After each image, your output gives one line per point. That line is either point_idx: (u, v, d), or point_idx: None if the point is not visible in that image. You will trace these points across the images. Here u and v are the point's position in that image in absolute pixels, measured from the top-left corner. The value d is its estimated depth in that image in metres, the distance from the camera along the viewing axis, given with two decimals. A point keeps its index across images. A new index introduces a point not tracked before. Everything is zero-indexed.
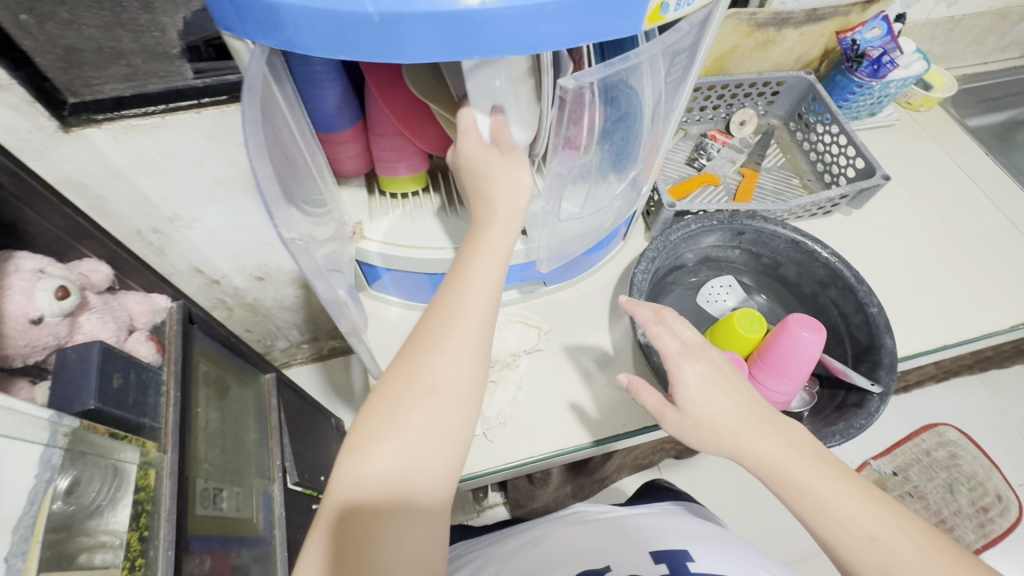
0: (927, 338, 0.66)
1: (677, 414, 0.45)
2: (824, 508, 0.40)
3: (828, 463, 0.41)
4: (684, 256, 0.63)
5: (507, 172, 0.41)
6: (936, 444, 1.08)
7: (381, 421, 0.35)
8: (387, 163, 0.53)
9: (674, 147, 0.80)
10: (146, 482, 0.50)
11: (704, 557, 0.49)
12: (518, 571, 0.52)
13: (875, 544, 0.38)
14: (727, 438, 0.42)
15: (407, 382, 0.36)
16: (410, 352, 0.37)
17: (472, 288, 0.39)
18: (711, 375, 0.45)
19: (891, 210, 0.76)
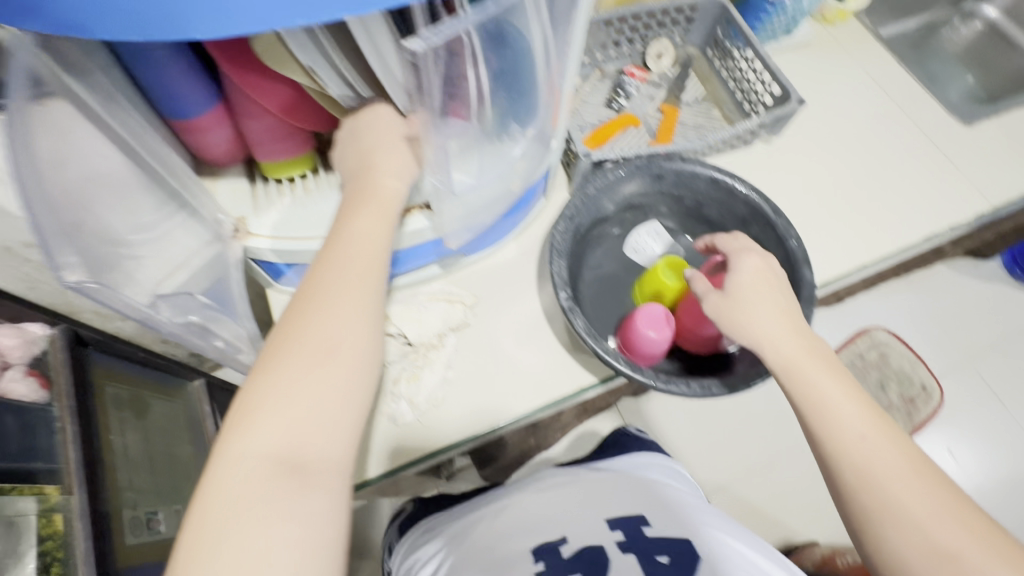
0: (847, 260, 0.67)
1: (719, 296, 0.47)
2: (825, 406, 0.42)
3: (837, 375, 0.44)
4: (605, 207, 0.61)
5: (396, 161, 0.44)
6: (868, 347, 1.16)
7: (270, 387, 0.37)
8: (266, 148, 0.47)
9: (592, 88, 0.76)
10: (53, 529, 0.47)
11: (660, 522, 0.49)
12: (477, 547, 0.50)
13: (865, 443, 0.41)
14: (754, 324, 0.45)
15: (305, 339, 0.38)
16: (299, 311, 0.39)
17: (348, 266, 0.41)
18: (765, 274, 0.48)
19: (811, 133, 0.75)
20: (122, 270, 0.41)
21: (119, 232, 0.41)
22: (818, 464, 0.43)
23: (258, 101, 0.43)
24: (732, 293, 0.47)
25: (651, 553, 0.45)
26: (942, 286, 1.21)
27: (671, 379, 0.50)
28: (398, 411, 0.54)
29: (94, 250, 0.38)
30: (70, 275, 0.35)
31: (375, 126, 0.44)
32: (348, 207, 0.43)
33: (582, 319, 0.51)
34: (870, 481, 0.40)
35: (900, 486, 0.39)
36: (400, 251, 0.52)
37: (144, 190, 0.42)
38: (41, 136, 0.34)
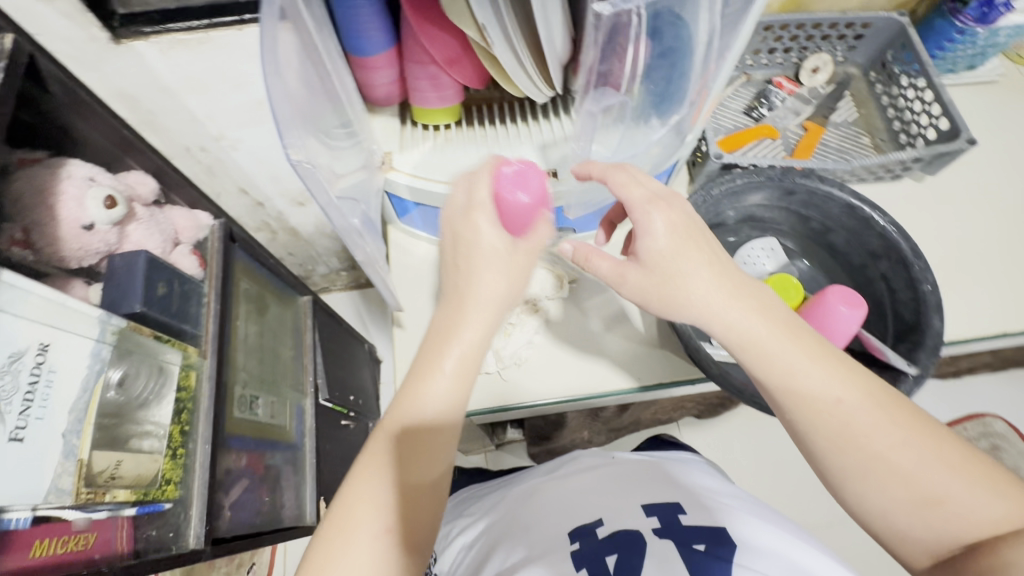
0: (985, 324, 0.60)
1: (639, 270, 0.41)
2: (792, 377, 0.38)
3: (795, 332, 0.39)
4: (725, 214, 0.59)
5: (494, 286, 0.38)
6: (978, 433, 1.02)
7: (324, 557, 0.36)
8: (425, 95, 0.51)
9: (734, 94, 0.74)
10: (188, 382, 0.55)
11: (695, 510, 0.48)
12: (522, 521, 0.52)
13: (840, 406, 0.37)
14: (695, 304, 0.39)
15: (353, 517, 0.36)
16: (357, 480, 0.38)
17: (409, 431, 0.38)
18: (682, 229, 0.40)
19: (972, 179, 0.68)
20: (325, 162, 0.43)
21: (320, 133, 0.44)
22: (795, 438, 0.41)
23: (429, 50, 0.47)
24: (648, 262, 0.40)
25: (689, 540, 0.44)
26: None
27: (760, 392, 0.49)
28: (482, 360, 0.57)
29: (309, 141, 0.41)
30: (296, 154, 0.37)
31: (475, 263, 0.38)
32: (418, 359, 0.39)
33: None
34: (856, 449, 0.37)
35: (885, 442, 0.37)
36: None
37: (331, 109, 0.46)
38: (284, 49, 0.37)
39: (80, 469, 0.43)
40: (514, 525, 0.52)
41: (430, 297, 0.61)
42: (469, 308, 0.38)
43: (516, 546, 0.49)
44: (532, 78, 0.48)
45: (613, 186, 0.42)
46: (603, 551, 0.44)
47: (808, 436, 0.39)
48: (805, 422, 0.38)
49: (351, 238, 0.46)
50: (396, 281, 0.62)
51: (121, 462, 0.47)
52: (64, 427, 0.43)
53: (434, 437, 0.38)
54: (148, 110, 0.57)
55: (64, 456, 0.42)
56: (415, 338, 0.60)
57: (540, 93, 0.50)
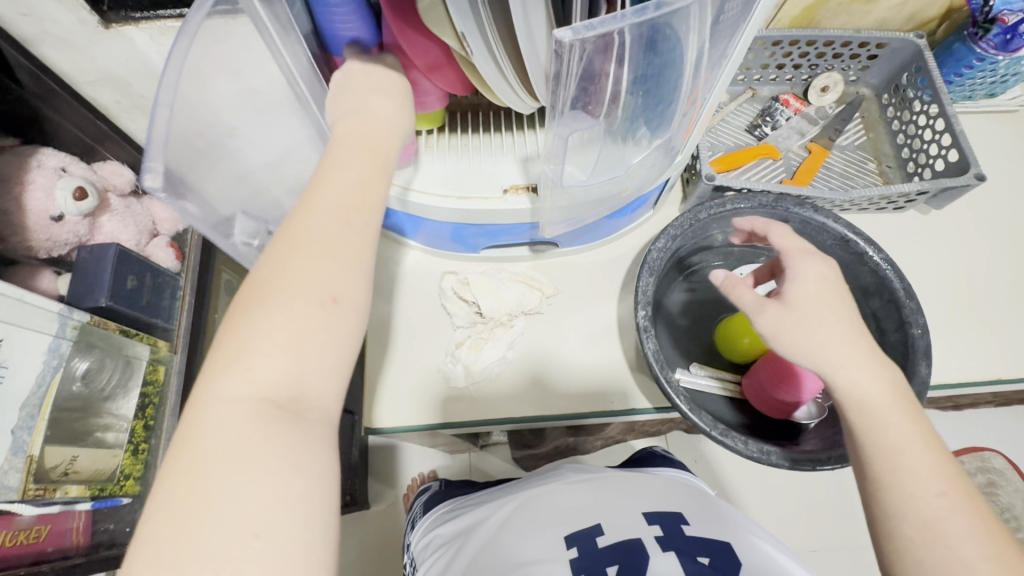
0: (979, 368, 0.58)
1: (780, 308, 0.42)
2: (895, 454, 0.38)
3: (916, 418, 0.40)
4: (712, 236, 0.58)
5: (389, 109, 0.42)
6: (975, 468, 0.96)
7: (250, 325, 0.33)
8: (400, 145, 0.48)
9: (737, 109, 0.71)
10: (155, 376, 0.56)
11: (698, 524, 0.46)
12: (521, 517, 0.50)
13: (939, 500, 0.37)
14: (821, 350, 0.40)
15: (283, 277, 0.34)
16: (280, 256, 0.34)
17: (326, 200, 0.36)
18: (832, 284, 0.44)
19: (979, 214, 0.65)
20: (226, 166, 0.47)
21: (238, 134, 0.47)
22: (864, 501, 0.40)
23: (409, 55, 0.46)
24: (793, 305, 0.42)
25: (695, 552, 0.43)
26: None
27: (728, 433, 0.47)
28: (452, 373, 0.56)
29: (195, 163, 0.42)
30: (152, 179, 0.37)
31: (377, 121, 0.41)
32: (345, 149, 0.40)
33: (653, 342, 0.49)
34: (941, 547, 0.36)
35: (972, 551, 0.36)
36: (495, 224, 0.53)
37: (284, 124, 0.49)
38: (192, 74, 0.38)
39: (29, 465, 0.44)
40: (508, 522, 0.51)
41: (407, 304, 0.60)
42: (382, 104, 0.42)
43: (523, 544, 0.46)
44: (515, 88, 0.46)
45: (775, 236, 0.48)
46: (603, 560, 0.43)
47: (885, 498, 0.38)
48: (887, 485, 0.38)
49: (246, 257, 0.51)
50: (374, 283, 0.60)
51: (77, 457, 0.49)
52: (13, 425, 0.43)
53: (330, 279, 0.34)
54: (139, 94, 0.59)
55: (12, 453, 0.43)
56: (387, 345, 0.58)
57: (524, 104, 0.48)
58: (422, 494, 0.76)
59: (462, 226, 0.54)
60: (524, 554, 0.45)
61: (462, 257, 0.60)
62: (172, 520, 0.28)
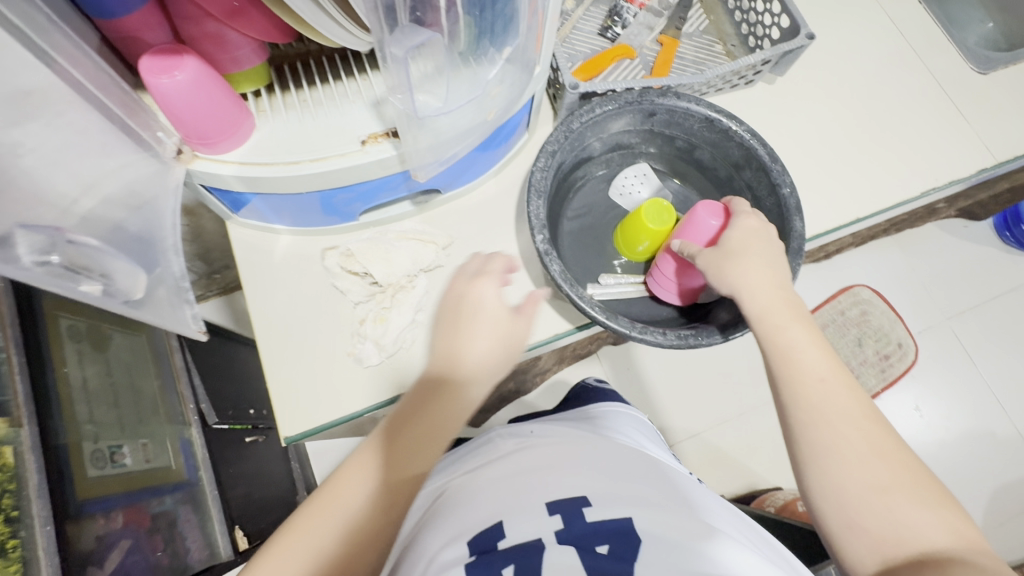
0: (838, 214, 0.64)
1: (713, 251, 0.47)
2: (791, 350, 0.44)
3: (811, 328, 0.45)
4: (590, 145, 0.57)
5: (465, 293, 0.44)
6: (849, 304, 1.03)
7: (346, 484, 0.40)
8: (230, 120, 0.41)
9: (586, 14, 0.69)
10: (4, 459, 0.45)
11: (604, 501, 0.42)
12: (435, 522, 0.45)
13: (822, 387, 0.43)
14: (735, 268, 0.46)
15: (386, 453, 0.41)
16: (388, 430, 0.42)
17: (426, 400, 0.42)
18: (755, 230, 0.48)
19: (814, 73, 0.70)
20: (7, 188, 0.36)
21: (19, 146, 0.35)
22: (778, 413, 0.45)
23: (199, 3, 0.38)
24: (726, 247, 0.47)
25: (594, 543, 0.39)
26: (934, 245, 1.06)
27: (646, 328, 0.48)
28: (363, 353, 0.52)
29: None
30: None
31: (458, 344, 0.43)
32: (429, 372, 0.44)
33: (558, 264, 0.48)
34: (828, 426, 0.42)
35: (850, 429, 0.41)
36: (364, 183, 0.48)
37: (76, 127, 0.38)
38: None
39: None
40: (426, 525, 0.46)
41: (294, 293, 0.54)
42: (479, 288, 0.44)
43: (443, 540, 0.42)
44: (341, 23, 0.40)
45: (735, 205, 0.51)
46: (497, 562, 0.38)
47: (787, 390, 0.43)
48: (795, 391, 0.43)
49: (47, 280, 0.37)
50: (250, 281, 0.53)
51: None
52: None
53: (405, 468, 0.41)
54: None
55: None
56: (284, 342, 0.52)
57: (358, 41, 0.42)
58: None
59: (330, 193, 0.48)
60: (443, 537, 0.42)
61: (339, 229, 0.55)
62: None
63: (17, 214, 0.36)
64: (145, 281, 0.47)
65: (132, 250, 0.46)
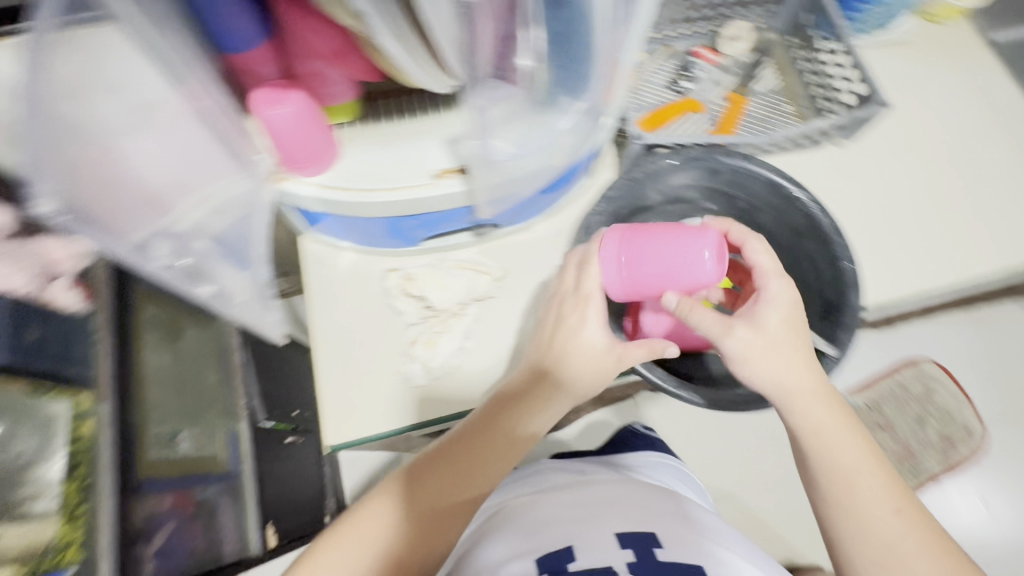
0: (902, 285, 0.62)
1: (744, 332, 0.45)
2: (851, 476, 0.46)
3: (860, 435, 0.48)
4: (649, 196, 0.58)
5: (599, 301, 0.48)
6: (913, 379, 0.95)
7: (447, 459, 0.50)
8: (318, 144, 0.45)
9: (656, 67, 0.71)
10: (83, 435, 0.52)
11: (672, 542, 0.43)
12: (497, 547, 0.47)
13: (882, 512, 0.45)
14: (787, 384, 0.46)
15: (477, 439, 0.49)
16: (490, 416, 0.49)
17: (533, 385, 0.49)
18: (790, 313, 0.46)
19: (888, 140, 0.68)
20: (126, 196, 0.40)
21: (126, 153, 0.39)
22: (825, 528, 0.48)
23: (308, 44, 0.42)
24: (760, 325, 0.45)
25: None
26: (1014, 326, 0.99)
27: (681, 385, 0.50)
28: (411, 372, 0.54)
29: (91, 186, 0.37)
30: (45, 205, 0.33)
31: (584, 379, 0.48)
32: (534, 374, 0.50)
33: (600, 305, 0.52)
34: (885, 547, 0.45)
35: (911, 548, 0.44)
36: (432, 213, 0.51)
37: (188, 141, 0.42)
38: (87, 58, 0.34)
39: None
40: (477, 550, 0.49)
41: (355, 307, 0.57)
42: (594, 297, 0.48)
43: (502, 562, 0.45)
44: (430, 70, 0.44)
45: (748, 250, 0.49)
46: None
47: (847, 514, 0.46)
48: (846, 520, 0.46)
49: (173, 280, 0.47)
50: (317, 293, 0.57)
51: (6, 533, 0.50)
52: None
53: (485, 469, 0.49)
54: None
55: None
56: (339, 352, 0.55)
57: (443, 86, 0.46)
58: None
59: (399, 220, 0.51)
60: (517, 549, 0.45)
61: (401, 252, 0.58)
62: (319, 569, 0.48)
63: (134, 224, 0.41)
64: (240, 275, 0.54)
65: (227, 248, 0.51)
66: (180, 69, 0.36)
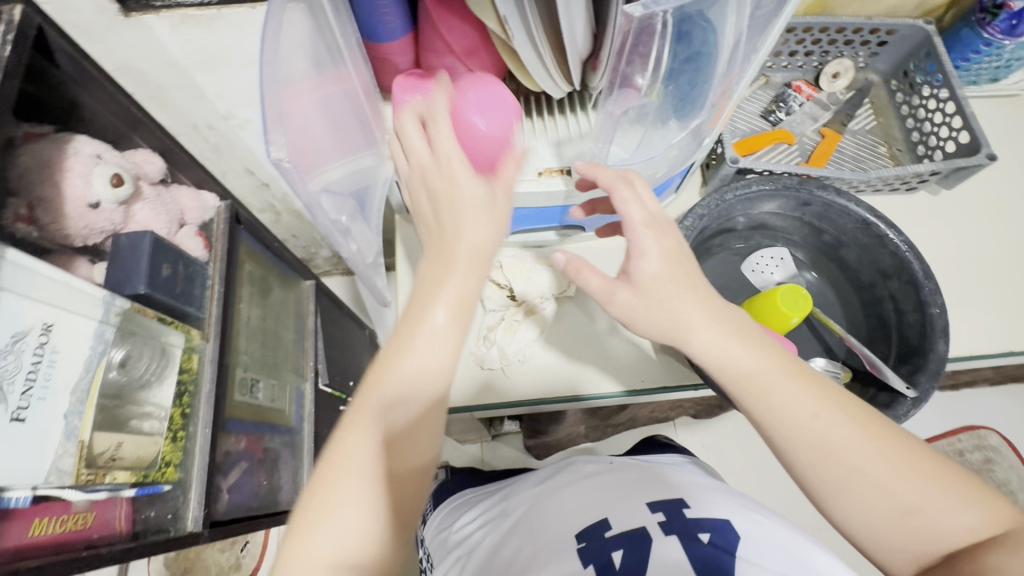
0: (984, 344, 0.60)
1: (630, 291, 0.43)
2: (771, 400, 0.40)
3: (778, 355, 0.41)
4: (735, 219, 0.59)
5: (599, 284, 0.43)
6: (972, 446, 0.92)
7: (373, 392, 0.38)
8: None
9: (751, 96, 0.72)
10: (190, 365, 0.55)
11: (699, 505, 0.46)
12: (530, 525, 0.50)
13: (815, 421, 0.39)
14: (684, 328, 0.41)
15: (398, 347, 0.38)
16: (405, 324, 0.39)
17: (454, 248, 0.39)
18: (672, 252, 0.42)
19: (985, 195, 0.67)
20: (312, 153, 0.43)
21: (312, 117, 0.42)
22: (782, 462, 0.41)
23: (446, 39, 0.46)
24: (641, 283, 0.42)
25: (696, 532, 0.42)
26: None
27: None
28: (486, 355, 0.57)
29: (293, 134, 0.40)
30: (276, 151, 0.38)
31: (459, 217, 0.39)
32: (436, 249, 0.40)
33: None
34: (835, 463, 0.38)
35: (865, 455, 0.38)
36: (528, 208, 0.54)
37: (346, 110, 0.45)
38: (294, 25, 0.37)
39: (81, 450, 0.44)
40: (516, 529, 0.51)
41: None
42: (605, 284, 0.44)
43: (538, 539, 0.47)
44: (553, 76, 0.47)
45: (616, 200, 0.42)
46: (609, 546, 0.42)
47: (783, 442, 0.39)
48: (794, 453, 0.39)
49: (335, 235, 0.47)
50: (404, 271, 0.61)
51: (122, 443, 0.47)
52: (64, 409, 0.43)
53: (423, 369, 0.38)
54: (154, 83, 0.55)
55: (65, 438, 0.43)
56: None
57: (559, 91, 0.49)
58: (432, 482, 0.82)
59: None
60: (551, 526, 0.48)
61: None
62: None
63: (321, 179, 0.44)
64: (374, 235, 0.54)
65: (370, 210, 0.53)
66: (341, 52, 0.41)
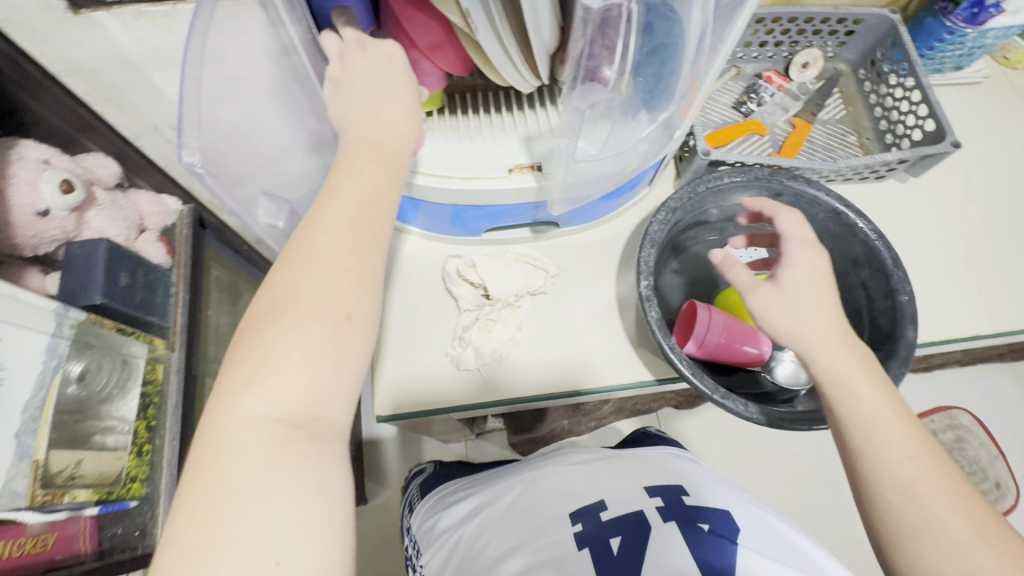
0: (953, 327, 0.61)
1: (771, 290, 0.47)
2: (869, 425, 0.41)
3: (888, 391, 0.43)
4: (708, 211, 0.59)
5: (744, 275, 0.49)
6: (944, 426, 0.94)
7: (273, 298, 0.34)
8: None
9: (723, 87, 0.72)
10: (154, 376, 0.54)
11: (699, 494, 0.46)
12: (517, 510, 0.50)
13: (910, 463, 0.40)
14: (807, 334, 0.44)
15: (298, 242, 0.35)
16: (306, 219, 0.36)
17: (366, 139, 0.39)
18: (820, 271, 0.47)
19: (952, 181, 0.68)
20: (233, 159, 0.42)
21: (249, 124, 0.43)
22: (859, 488, 0.42)
23: (410, 34, 0.45)
24: (782, 286, 0.47)
25: (695, 519, 0.42)
26: None
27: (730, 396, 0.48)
28: (462, 356, 0.56)
29: (216, 140, 0.39)
30: (188, 156, 0.36)
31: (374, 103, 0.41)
32: (350, 149, 0.39)
33: (656, 311, 0.50)
34: (912, 507, 0.39)
35: (942, 509, 0.38)
36: (500, 205, 0.53)
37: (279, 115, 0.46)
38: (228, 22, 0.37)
39: (35, 471, 0.42)
40: (500, 518, 0.50)
41: (413, 288, 0.59)
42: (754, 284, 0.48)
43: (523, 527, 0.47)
44: (520, 70, 0.45)
45: (781, 220, 0.51)
46: (605, 532, 0.42)
47: (869, 468, 0.41)
48: (874, 478, 0.40)
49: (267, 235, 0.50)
50: None
51: (82, 461, 0.47)
52: (16, 429, 0.41)
53: (328, 250, 0.35)
54: (111, 85, 0.48)
55: (17, 459, 0.41)
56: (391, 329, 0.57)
57: (527, 86, 0.48)
58: (418, 477, 0.80)
59: (466, 209, 0.53)
60: (544, 509, 0.48)
61: (465, 241, 0.60)
62: (196, 551, 0.28)
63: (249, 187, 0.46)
64: None
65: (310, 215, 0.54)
66: (294, 47, 0.40)
